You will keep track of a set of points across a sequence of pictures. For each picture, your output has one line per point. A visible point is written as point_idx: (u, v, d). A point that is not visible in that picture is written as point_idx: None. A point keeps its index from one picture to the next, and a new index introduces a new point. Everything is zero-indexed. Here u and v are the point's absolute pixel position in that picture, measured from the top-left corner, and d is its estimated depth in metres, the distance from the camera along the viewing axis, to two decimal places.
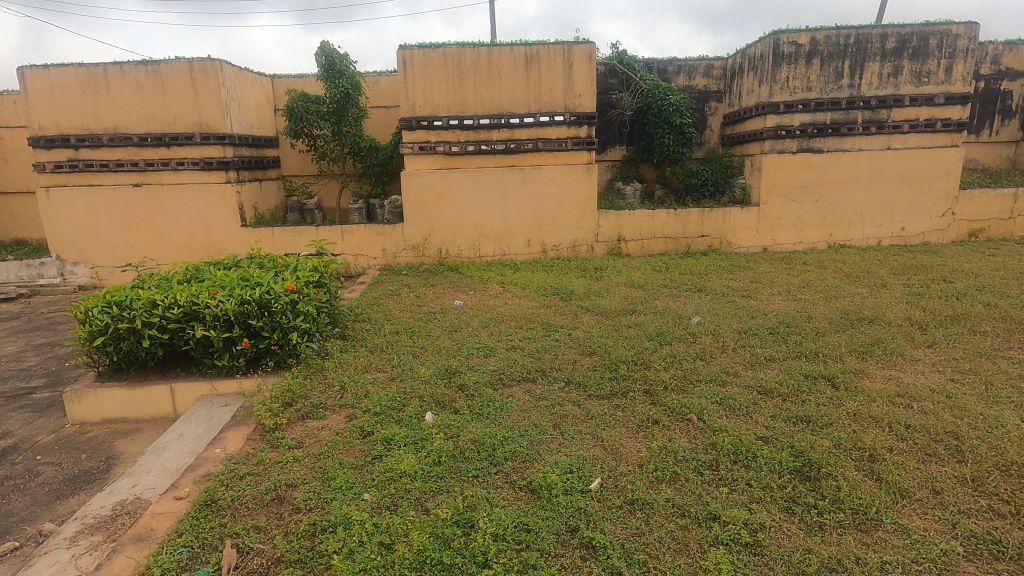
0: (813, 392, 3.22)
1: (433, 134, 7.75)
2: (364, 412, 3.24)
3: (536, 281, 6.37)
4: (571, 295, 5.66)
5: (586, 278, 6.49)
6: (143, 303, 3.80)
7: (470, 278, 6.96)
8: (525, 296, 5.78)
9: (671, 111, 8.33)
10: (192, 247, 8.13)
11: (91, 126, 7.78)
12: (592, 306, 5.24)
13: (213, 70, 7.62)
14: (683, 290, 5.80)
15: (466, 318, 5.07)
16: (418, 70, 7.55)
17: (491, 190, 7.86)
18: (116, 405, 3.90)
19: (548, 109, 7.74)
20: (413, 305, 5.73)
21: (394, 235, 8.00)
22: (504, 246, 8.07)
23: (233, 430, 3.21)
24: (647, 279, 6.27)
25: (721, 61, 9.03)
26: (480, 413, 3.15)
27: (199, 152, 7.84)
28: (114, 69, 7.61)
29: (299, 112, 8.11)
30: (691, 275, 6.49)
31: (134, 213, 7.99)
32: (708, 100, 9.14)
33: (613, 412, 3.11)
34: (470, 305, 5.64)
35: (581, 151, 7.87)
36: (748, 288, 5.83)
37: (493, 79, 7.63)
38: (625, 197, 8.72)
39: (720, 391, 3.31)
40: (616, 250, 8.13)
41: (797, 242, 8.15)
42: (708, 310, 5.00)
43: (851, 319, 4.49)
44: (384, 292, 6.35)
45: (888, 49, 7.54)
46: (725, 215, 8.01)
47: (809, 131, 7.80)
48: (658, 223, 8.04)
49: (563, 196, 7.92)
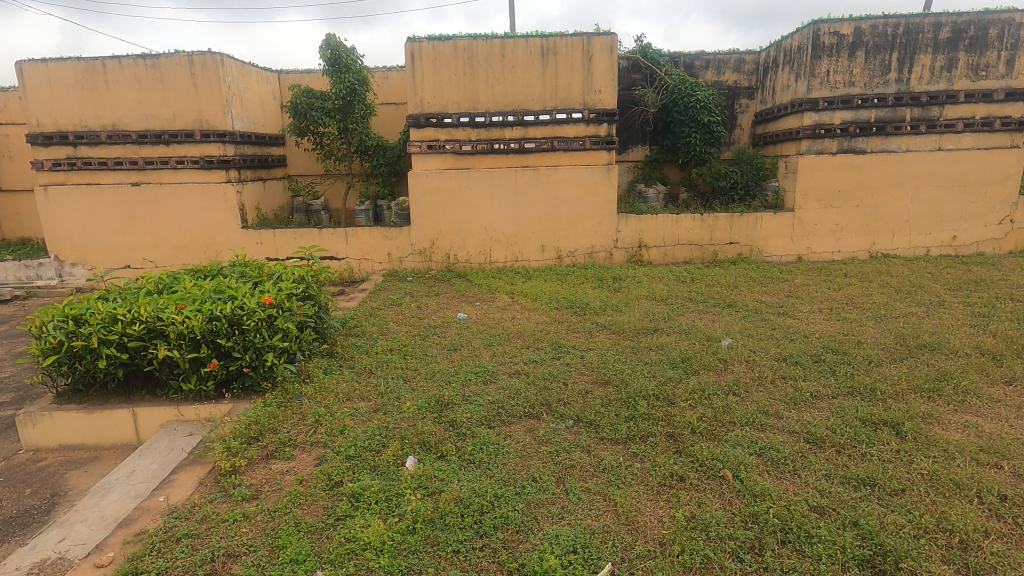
0: (875, 444, 2.65)
1: (442, 132, 7.29)
2: (337, 455, 2.77)
3: (548, 292, 5.85)
4: (586, 309, 5.14)
5: (604, 289, 5.95)
6: (102, 317, 3.40)
7: (478, 287, 6.46)
8: (536, 310, 5.27)
9: (698, 108, 7.75)
10: (191, 249, 7.79)
11: (89, 122, 7.49)
12: (609, 323, 4.71)
13: (214, 63, 7.26)
14: (711, 305, 5.23)
15: (468, 335, 4.58)
16: (427, 64, 7.10)
17: (503, 191, 7.36)
18: (74, 430, 3.50)
19: (565, 106, 7.21)
20: (413, 317, 5.27)
21: (401, 239, 7.56)
22: (516, 251, 7.56)
23: (185, 471, 2.76)
24: (670, 291, 5.71)
25: (753, 55, 8.42)
26: (471, 460, 2.65)
27: (199, 150, 7.49)
28: (112, 63, 7.31)
29: (304, 108, 7.75)
30: (718, 287, 5.92)
31: (133, 213, 7.68)
32: (738, 97, 8.54)
33: (629, 463, 2.60)
34: (474, 318, 5.16)
35: (600, 150, 7.32)
36: (785, 304, 5.23)
37: (507, 73, 7.13)
38: (647, 199, 8.13)
39: (759, 437, 2.76)
40: (637, 258, 7.57)
41: (835, 250, 7.49)
42: (740, 330, 4.43)
43: (909, 346, 3.89)
44: (384, 301, 5.90)
45: (942, 39, 6.86)
46: (756, 221, 7.39)
47: (851, 130, 7.14)
48: (683, 229, 7.46)
49: (580, 199, 7.39)
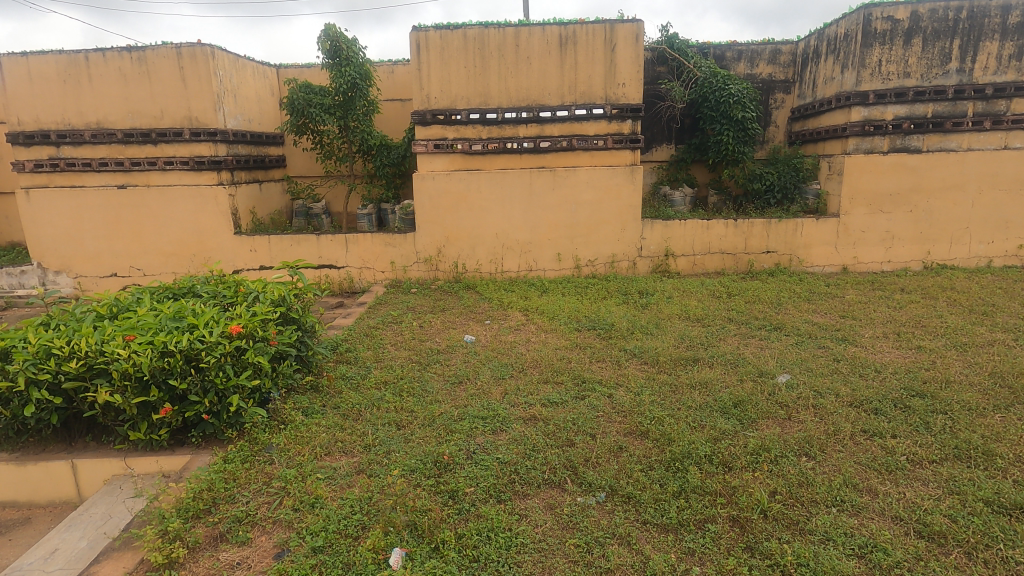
0: (1017, 544, 1.99)
1: (451, 130, 6.67)
2: (305, 542, 2.17)
3: (567, 309, 5.20)
4: (611, 332, 4.49)
5: (630, 306, 5.28)
6: (33, 351, 2.82)
7: (488, 302, 5.82)
8: (554, 332, 4.62)
9: (731, 104, 7.08)
10: (181, 257, 7.25)
11: (72, 120, 6.97)
12: (639, 350, 4.06)
13: (204, 56, 6.72)
14: (755, 327, 4.54)
15: (475, 364, 3.95)
16: (433, 55, 6.48)
17: (516, 194, 6.72)
18: (4, 485, 2.94)
19: (585, 100, 6.55)
20: (414, 338, 4.65)
21: (405, 246, 6.95)
22: (531, 259, 6.92)
23: (111, 559, 2.17)
24: (706, 310, 5.03)
25: (790, 45, 7.71)
26: (476, 560, 2.03)
27: (189, 150, 6.94)
28: (95, 56, 6.78)
29: (301, 105, 7.19)
30: (760, 304, 5.23)
31: (119, 218, 7.16)
32: (773, 91, 7.83)
33: (685, 568, 1.97)
34: (483, 341, 4.53)
35: (624, 149, 6.65)
36: (842, 327, 4.52)
37: (522, 65, 6.48)
38: (673, 203, 7.46)
39: (853, 528, 2.11)
40: (663, 268, 6.88)
41: (885, 260, 6.75)
42: (795, 362, 3.76)
43: (1012, 389, 3.19)
44: (383, 318, 5.29)
45: (1010, 25, 6.12)
46: (796, 228, 6.68)
47: (904, 127, 6.41)
48: (714, 236, 6.78)
49: (601, 203, 6.73)
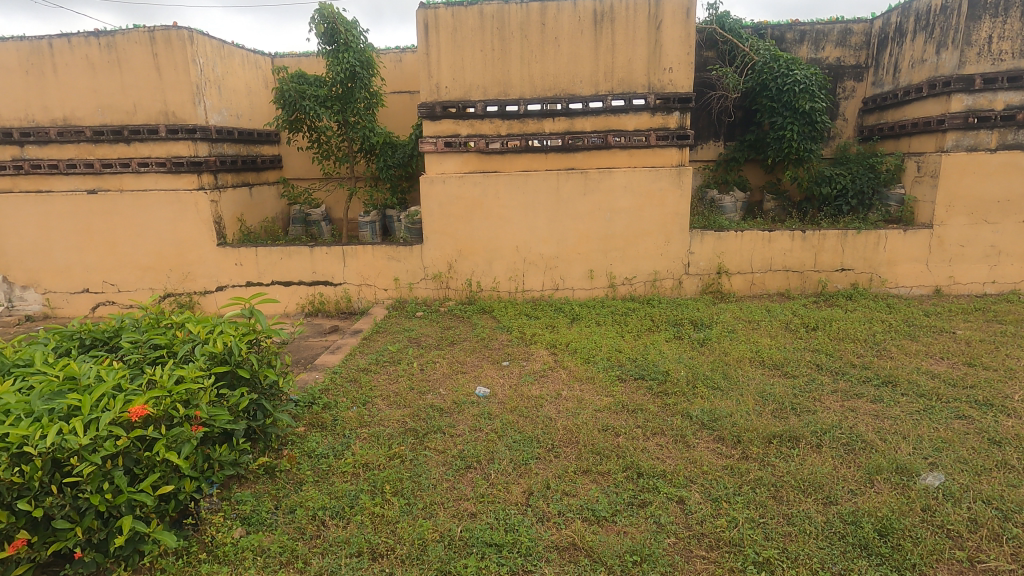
0: None
1: (464, 125, 5.66)
2: None
3: (605, 347, 4.16)
4: (666, 388, 3.45)
5: (683, 344, 4.22)
6: None
7: (506, 331, 4.81)
8: (591, 383, 3.61)
9: (797, 92, 5.97)
10: (159, 271, 6.37)
11: (37, 116, 6.13)
12: (710, 419, 3.03)
13: (181, 41, 5.83)
14: (857, 381, 3.47)
15: (489, 436, 2.96)
16: (445, 36, 5.48)
17: (541, 201, 5.69)
18: None
19: (623, 88, 5.49)
20: (412, 388, 3.66)
21: (411, 261, 5.98)
22: (557, 276, 5.89)
23: None
24: (784, 351, 3.96)
25: (863, 24, 6.55)
26: None
27: (166, 150, 6.05)
28: (60, 42, 5.94)
29: (294, 97, 6.24)
30: (851, 341, 4.13)
31: (91, 227, 6.30)
32: (842, 78, 6.68)
33: None
34: (500, 393, 3.53)
35: (669, 147, 5.58)
36: (975, 380, 3.42)
37: (548, 47, 5.45)
38: (724, 210, 6.37)
39: None
40: (715, 288, 5.79)
41: (988, 281, 5.59)
42: (939, 445, 2.68)
43: None
44: (379, 354, 4.32)
45: None
46: (879, 241, 5.55)
47: (1019, 118, 5.23)
48: (778, 251, 5.67)
49: (641, 211, 5.67)
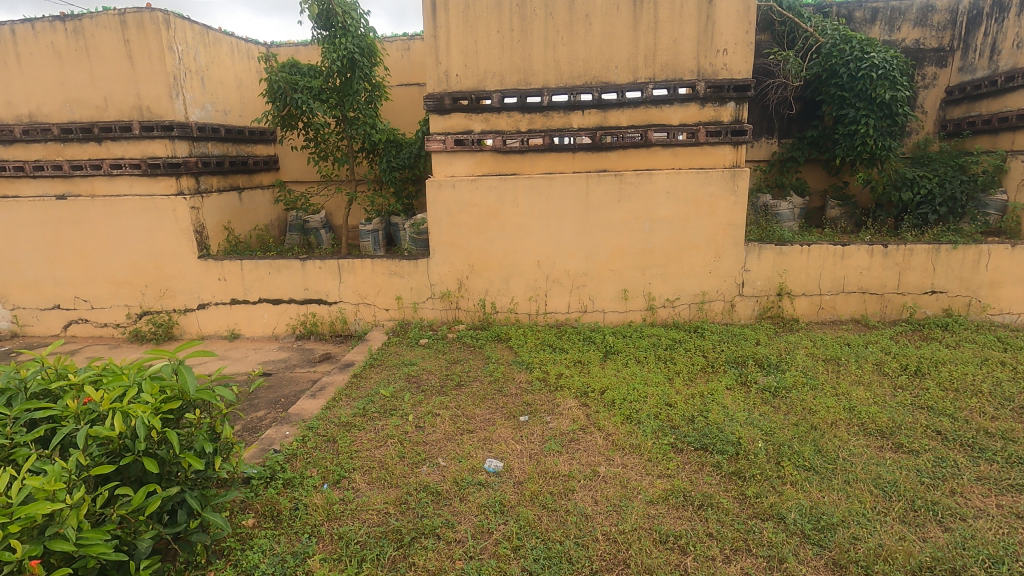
0: None
1: (478, 120, 4.82)
2: None
3: (650, 398, 3.27)
4: (741, 468, 2.54)
5: (749, 394, 3.32)
6: None
7: (526, 367, 3.96)
8: (636, 454, 2.74)
9: (875, 79, 4.99)
10: (135, 286, 5.63)
11: (3, 113, 5.48)
12: (814, 527, 2.14)
13: (154, 25, 5.09)
14: (1008, 464, 2.53)
15: (501, 549, 2.12)
16: (455, 15, 4.64)
17: (567, 209, 4.82)
18: None
19: (666, 75, 4.59)
20: (403, 455, 2.83)
21: (416, 277, 5.16)
22: (585, 296, 5.02)
23: None
24: (887, 409, 3.03)
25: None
26: None
27: (141, 150, 5.31)
28: (24, 29, 5.26)
29: (284, 88, 5.42)
30: (974, 395, 3.18)
31: (60, 236, 5.60)
32: (922, 64, 5.67)
33: None
34: (514, 469, 2.67)
35: (721, 145, 4.66)
36: None
37: (577, 26, 4.58)
38: (782, 218, 5.43)
39: None
40: (774, 312, 4.86)
41: None
42: None
43: None
44: (368, 401, 3.50)
45: None
46: (981, 258, 4.56)
47: None
48: (854, 269, 4.71)
49: (687, 221, 4.76)
